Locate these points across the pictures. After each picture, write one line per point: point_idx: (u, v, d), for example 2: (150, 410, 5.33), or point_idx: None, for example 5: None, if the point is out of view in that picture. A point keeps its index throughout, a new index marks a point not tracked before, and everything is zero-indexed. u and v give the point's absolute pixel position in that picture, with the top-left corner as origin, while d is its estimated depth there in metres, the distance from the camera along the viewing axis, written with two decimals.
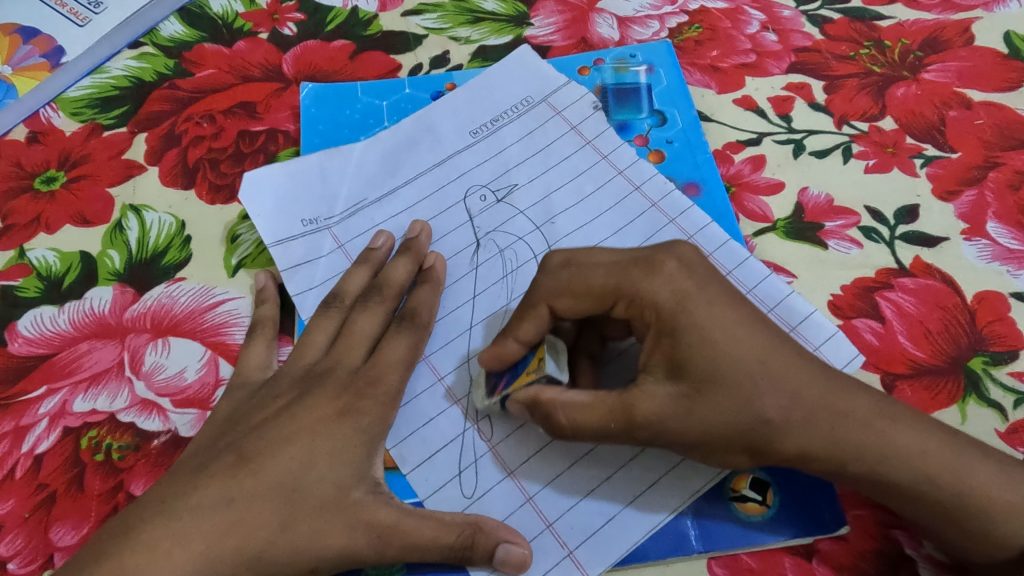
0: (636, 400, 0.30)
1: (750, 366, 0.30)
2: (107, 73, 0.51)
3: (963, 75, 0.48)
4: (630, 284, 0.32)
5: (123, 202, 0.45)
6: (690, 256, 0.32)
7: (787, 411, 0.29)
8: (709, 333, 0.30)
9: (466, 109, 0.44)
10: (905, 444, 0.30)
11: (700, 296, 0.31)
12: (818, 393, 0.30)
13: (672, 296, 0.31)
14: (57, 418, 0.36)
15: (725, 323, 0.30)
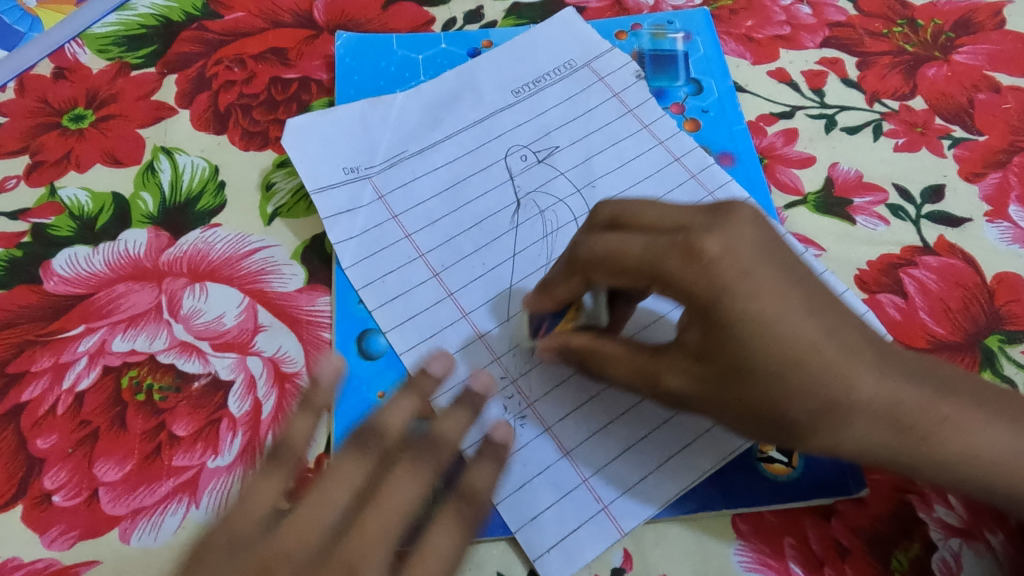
0: (664, 374, 0.31)
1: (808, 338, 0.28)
2: (133, 11, 0.50)
3: (994, 59, 0.48)
4: (661, 267, 0.30)
5: (154, 144, 0.44)
6: (741, 235, 0.29)
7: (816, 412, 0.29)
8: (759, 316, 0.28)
9: (508, 68, 0.46)
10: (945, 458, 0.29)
11: (746, 275, 0.28)
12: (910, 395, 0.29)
13: (707, 283, 0.29)
14: (97, 357, 0.37)
15: (778, 323, 0.28)
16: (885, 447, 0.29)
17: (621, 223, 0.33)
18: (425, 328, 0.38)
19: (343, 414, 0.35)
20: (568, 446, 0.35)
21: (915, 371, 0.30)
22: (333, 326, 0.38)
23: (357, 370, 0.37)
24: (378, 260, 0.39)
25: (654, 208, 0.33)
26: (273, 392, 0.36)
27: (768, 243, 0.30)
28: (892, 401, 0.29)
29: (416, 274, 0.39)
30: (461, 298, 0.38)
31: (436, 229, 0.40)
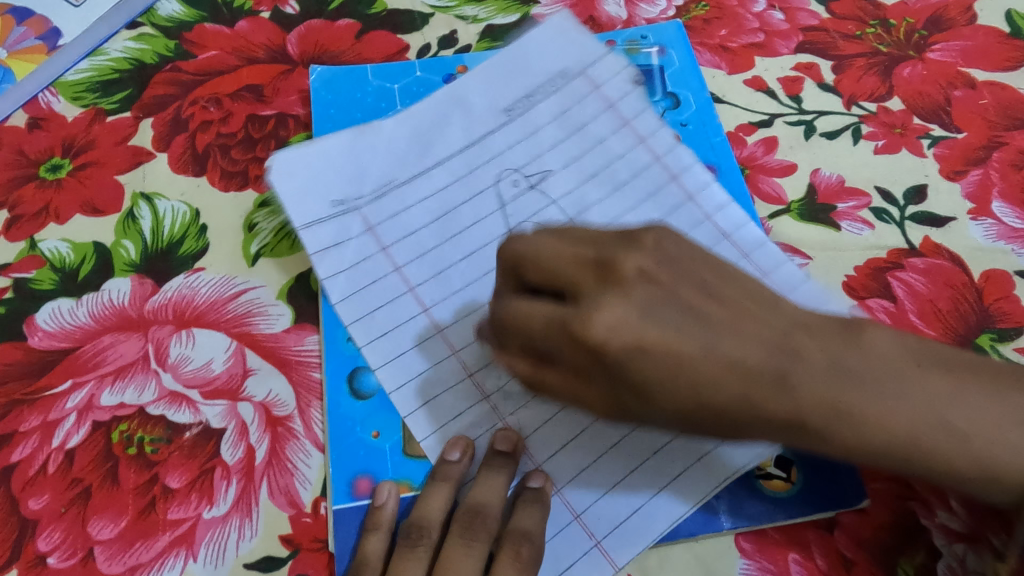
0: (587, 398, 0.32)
1: (709, 365, 0.29)
2: (105, 56, 0.50)
3: (968, 54, 0.49)
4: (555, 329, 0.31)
5: (133, 190, 0.44)
6: (624, 311, 0.30)
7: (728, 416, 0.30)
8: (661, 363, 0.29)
9: (499, 85, 0.45)
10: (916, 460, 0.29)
11: (638, 343, 0.29)
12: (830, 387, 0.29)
13: (588, 345, 0.30)
14: (85, 412, 0.36)
15: (676, 359, 0.29)
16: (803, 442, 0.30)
17: (524, 264, 0.33)
18: (416, 365, 0.37)
19: (339, 459, 0.35)
20: (559, 483, 0.35)
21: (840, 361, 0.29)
22: (323, 366, 0.38)
23: (348, 411, 0.36)
24: (369, 294, 0.39)
25: (563, 249, 0.32)
26: (266, 436, 0.36)
27: (654, 304, 0.30)
28: (808, 404, 0.29)
29: (406, 309, 0.39)
30: (451, 333, 0.38)
31: (425, 262, 0.40)
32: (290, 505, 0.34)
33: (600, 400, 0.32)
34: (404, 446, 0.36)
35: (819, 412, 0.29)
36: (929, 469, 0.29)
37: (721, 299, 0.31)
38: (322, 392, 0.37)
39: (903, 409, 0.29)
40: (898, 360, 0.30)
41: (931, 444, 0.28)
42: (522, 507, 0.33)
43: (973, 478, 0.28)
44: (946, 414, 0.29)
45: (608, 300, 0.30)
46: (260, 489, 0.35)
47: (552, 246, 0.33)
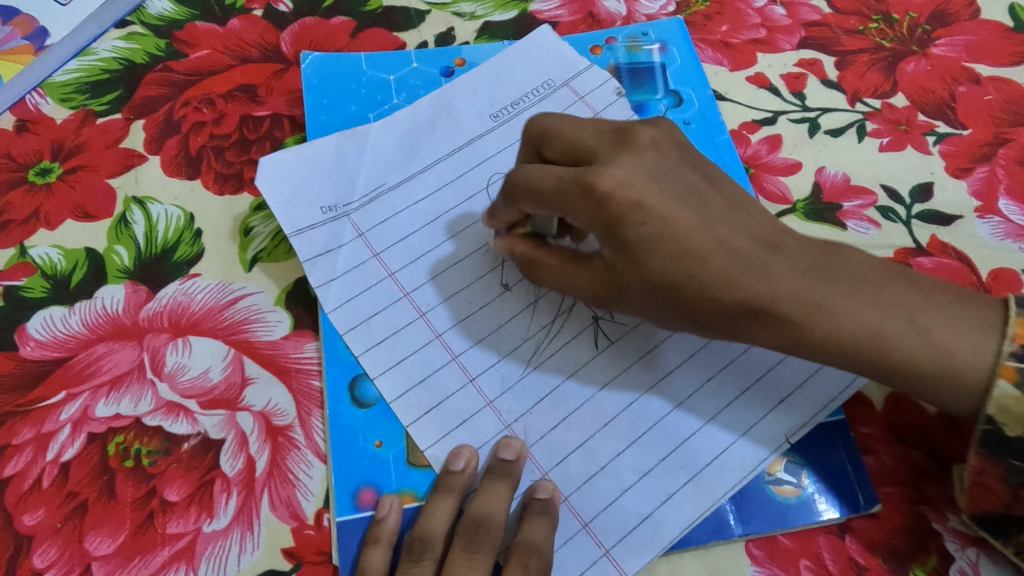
0: (612, 271, 0.33)
1: (697, 240, 0.31)
2: (94, 55, 0.49)
3: (971, 49, 0.48)
4: (579, 179, 0.32)
5: (126, 194, 0.43)
6: (633, 160, 0.32)
7: (723, 301, 0.31)
8: (673, 227, 0.31)
9: (484, 91, 0.45)
10: (890, 348, 0.31)
11: (642, 204, 0.31)
12: (816, 292, 0.31)
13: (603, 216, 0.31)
14: (80, 424, 0.36)
15: (674, 224, 0.31)
16: (796, 341, 0.31)
17: (548, 136, 0.35)
18: (414, 373, 0.37)
19: (341, 469, 0.34)
20: (566, 490, 0.34)
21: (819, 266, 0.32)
22: (323, 373, 0.37)
23: (350, 420, 0.36)
24: (363, 301, 0.38)
25: (582, 125, 0.34)
26: (267, 447, 0.35)
27: (662, 171, 0.32)
28: (804, 286, 0.31)
29: (403, 314, 0.38)
30: (449, 337, 0.38)
31: (419, 267, 0.40)
32: (292, 517, 0.34)
33: (591, 283, 0.34)
34: (408, 455, 0.35)
35: (830, 303, 0.31)
36: (877, 363, 0.31)
37: (724, 191, 0.33)
38: (323, 401, 0.36)
39: (884, 306, 0.31)
40: (875, 276, 0.32)
41: (894, 338, 0.31)
42: (530, 519, 0.33)
43: (936, 376, 0.30)
44: (918, 316, 0.31)
45: (622, 156, 0.32)
46: (262, 501, 0.34)
47: (575, 123, 0.35)
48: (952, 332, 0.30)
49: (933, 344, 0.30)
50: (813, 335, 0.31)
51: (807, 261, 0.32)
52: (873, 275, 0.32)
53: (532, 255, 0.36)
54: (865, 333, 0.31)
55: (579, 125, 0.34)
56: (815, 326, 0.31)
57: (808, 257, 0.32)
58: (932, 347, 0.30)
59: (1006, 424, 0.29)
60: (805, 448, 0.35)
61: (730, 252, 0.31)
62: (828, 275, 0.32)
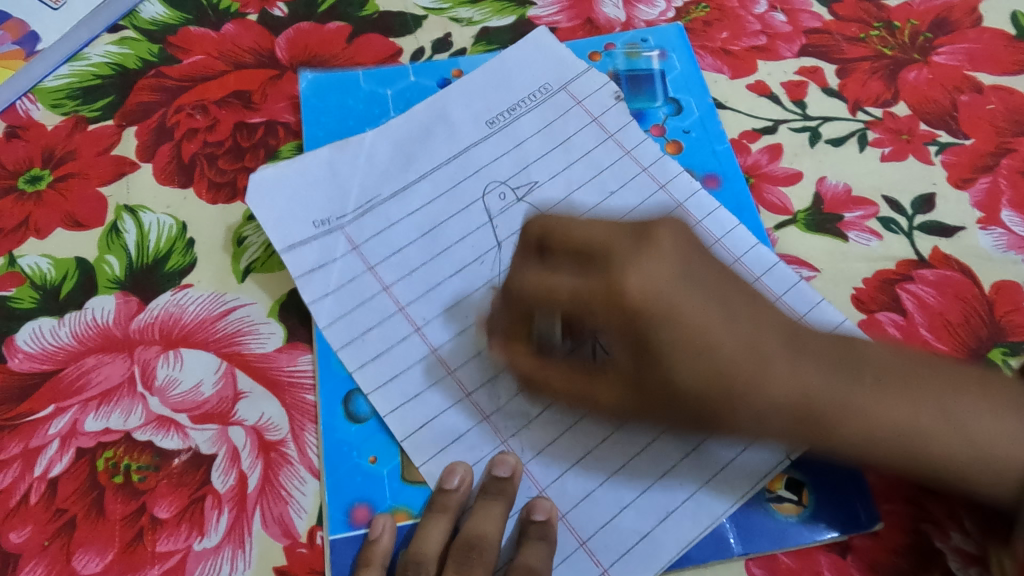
0: (621, 299, 0.31)
1: (734, 355, 0.32)
2: (86, 60, 0.48)
3: (974, 58, 0.48)
4: (580, 305, 0.32)
5: (117, 203, 0.42)
6: (658, 265, 0.32)
7: (754, 420, 0.32)
8: (662, 357, 0.31)
9: (480, 98, 0.44)
10: (946, 467, 0.31)
11: (670, 304, 0.31)
12: (830, 395, 0.32)
13: (599, 289, 0.31)
14: (69, 439, 0.35)
15: (696, 328, 0.31)
16: (784, 434, 0.32)
17: (550, 236, 0.35)
18: (409, 387, 0.36)
19: (335, 486, 0.34)
20: (563, 508, 0.33)
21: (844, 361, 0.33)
22: (316, 388, 0.36)
23: (344, 435, 0.35)
24: (356, 317, 0.38)
25: (594, 226, 0.34)
26: (259, 463, 0.35)
27: (688, 268, 0.33)
28: (845, 397, 0.32)
29: (397, 328, 0.38)
30: (445, 349, 0.37)
31: (414, 278, 0.39)
32: (284, 535, 0.33)
33: (612, 396, 0.33)
34: (402, 471, 0.34)
35: (874, 412, 0.31)
36: (877, 425, 0.31)
37: (724, 278, 0.34)
38: (316, 415, 0.36)
39: (892, 413, 0.32)
40: (899, 366, 0.33)
41: (930, 427, 0.31)
42: (527, 544, 0.32)
43: (968, 465, 0.31)
44: (958, 414, 0.31)
45: (643, 261, 0.32)
46: (254, 518, 0.33)
47: (585, 223, 0.34)
48: (974, 413, 0.31)
49: (975, 445, 0.31)
50: (787, 414, 0.32)
51: (835, 359, 0.33)
52: (882, 375, 0.33)
53: (535, 370, 0.35)
54: (901, 436, 0.31)
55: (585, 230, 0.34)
56: (757, 400, 0.32)
57: (825, 386, 0.32)
58: (975, 448, 0.31)
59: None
60: (808, 465, 0.34)
61: (756, 351, 0.32)
62: (847, 365, 0.33)
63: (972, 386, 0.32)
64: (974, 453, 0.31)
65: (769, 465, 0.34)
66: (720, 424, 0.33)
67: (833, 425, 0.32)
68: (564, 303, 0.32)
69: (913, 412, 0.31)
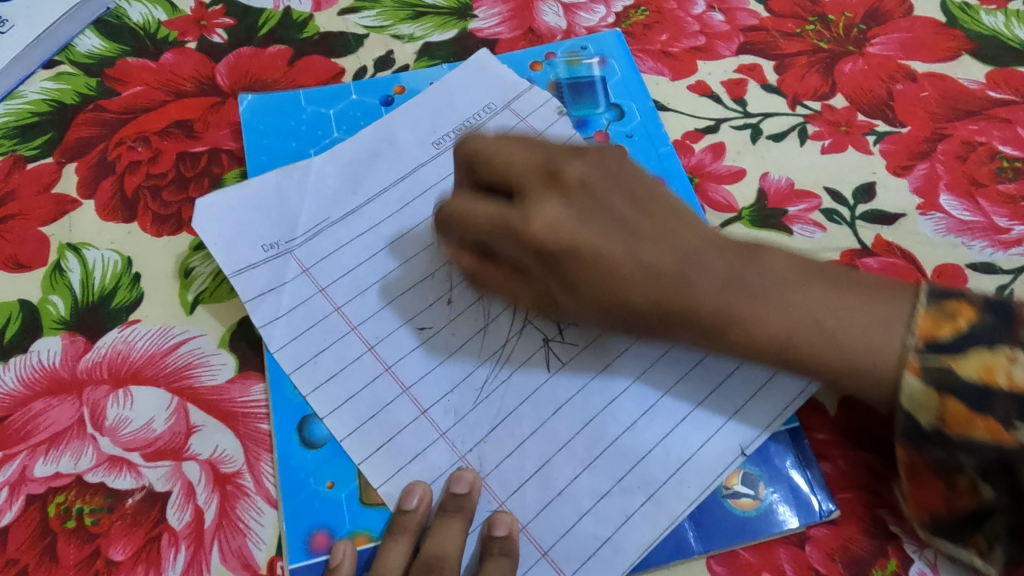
0: (535, 215, 0.33)
1: (610, 249, 0.32)
2: (22, 98, 0.47)
3: (906, 46, 0.49)
4: (499, 218, 0.33)
5: (60, 242, 0.42)
6: (557, 207, 0.33)
7: (647, 296, 0.32)
8: (565, 238, 0.32)
9: (426, 120, 0.45)
10: (829, 349, 0.31)
11: (571, 242, 0.32)
12: (717, 274, 0.32)
13: (515, 214, 0.33)
14: (17, 486, 0.34)
15: (562, 227, 0.32)
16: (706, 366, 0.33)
17: (479, 159, 0.35)
18: (365, 408, 0.36)
19: (293, 514, 0.34)
20: (524, 519, 0.34)
21: (749, 245, 0.33)
22: (270, 416, 0.36)
23: (300, 462, 0.35)
24: (307, 339, 0.38)
25: (517, 150, 0.35)
26: (215, 496, 0.34)
27: (590, 210, 0.33)
28: (709, 266, 0.32)
29: (350, 349, 0.37)
30: (399, 369, 0.37)
31: (365, 298, 0.39)
32: (244, 568, 0.33)
33: (532, 297, 0.36)
34: (361, 494, 0.34)
35: (737, 304, 0.32)
36: (738, 336, 0.32)
37: (645, 209, 0.34)
38: (272, 444, 0.35)
39: (790, 313, 0.31)
40: (791, 275, 0.32)
41: (796, 331, 0.31)
42: (489, 559, 0.32)
43: (822, 352, 0.31)
44: (822, 316, 0.31)
45: (548, 199, 0.33)
46: (212, 553, 0.33)
47: (507, 149, 0.35)
48: (843, 312, 0.31)
49: (832, 336, 0.31)
50: (673, 333, 0.33)
51: (727, 270, 0.32)
52: (777, 261, 0.33)
53: (478, 269, 0.37)
54: (784, 335, 0.31)
55: (525, 154, 0.35)
56: (657, 293, 0.32)
57: (724, 258, 0.33)
58: (827, 333, 0.31)
59: (927, 420, 0.28)
60: (761, 458, 0.35)
61: (651, 273, 0.32)
62: (735, 278, 0.32)
63: (861, 288, 0.32)
64: (819, 335, 0.31)
65: (725, 462, 0.34)
66: (673, 331, 0.33)
67: (722, 326, 0.32)
68: (485, 231, 0.34)
69: (788, 320, 0.31)
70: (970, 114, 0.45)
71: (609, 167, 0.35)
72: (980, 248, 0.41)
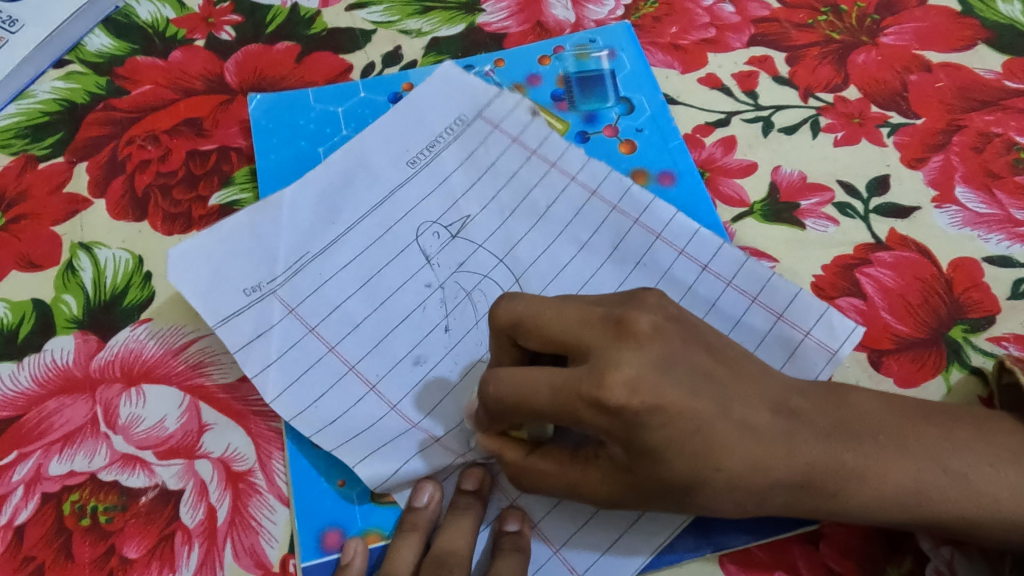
0: (604, 438, 0.28)
1: (721, 434, 0.28)
2: (33, 98, 0.48)
3: (921, 36, 0.48)
4: (572, 412, 0.28)
5: (71, 241, 0.42)
6: (635, 356, 0.28)
7: (740, 502, 0.29)
8: (661, 453, 0.28)
9: (398, 137, 0.44)
10: (936, 500, 0.29)
11: (659, 280, 0.30)
12: (818, 451, 0.29)
13: (618, 427, 0.28)
14: (33, 485, 0.35)
15: (696, 426, 0.28)
16: (788, 504, 0.29)
17: (525, 327, 0.31)
18: (356, 427, 0.35)
19: (305, 512, 0.34)
20: (535, 518, 0.33)
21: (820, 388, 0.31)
22: (281, 415, 0.36)
23: (312, 460, 0.35)
24: (302, 371, 0.36)
25: (564, 311, 0.30)
26: (228, 494, 0.34)
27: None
28: (818, 457, 0.29)
29: (336, 374, 0.36)
30: (385, 390, 0.36)
31: (358, 331, 0.38)
32: (256, 565, 0.33)
33: (604, 486, 0.30)
34: (372, 492, 0.34)
35: (867, 468, 0.29)
36: (864, 493, 0.29)
37: (722, 356, 0.30)
38: (283, 442, 0.36)
39: (891, 487, 0.29)
40: (889, 420, 0.31)
41: (934, 486, 0.29)
42: (501, 555, 0.32)
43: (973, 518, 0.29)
44: (947, 460, 0.30)
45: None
46: (225, 550, 0.33)
47: (554, 308, 0.31)
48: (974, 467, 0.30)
49: (976, 493, 0.29)
50: (792, 503, 0.30)
51: (833, 420, 0.30)
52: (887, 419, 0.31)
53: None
54: (914, 498, 0.29)
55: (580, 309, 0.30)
56: (757, 474, 0.28)
57: (830, 423, 0.30)
58: (974, 493, 0.29)
59: None
60: None
61: (753, 431, 0.28)
62: (845, 435, 0.30)
63: (966, 421, 0.31)
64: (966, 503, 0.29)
65: None
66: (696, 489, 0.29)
67: (834, 483, 0.29)
68: (550, 414, 0.28)
69: (909, 475, 0.29)
70: (986, 105, 0.45)
71: (672, 315, 0.30)
72: (996, 242, 0.40)
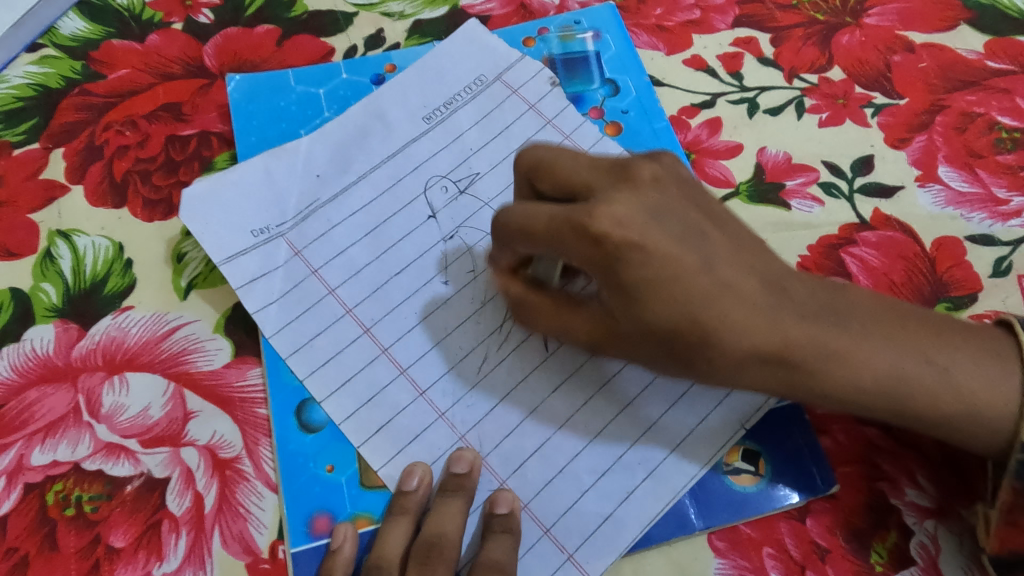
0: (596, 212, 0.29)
1: (706, 285, 0.29)
2: (6, 83, 0.46)
3: (904, 17, 0.48)
4: (569, 221, 0.30)
5: (49, 228, 0.41)
6: (632, 197, 0.30)
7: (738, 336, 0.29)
8: (643, 294, 0.29)
9: (415, 93, 0.44)
10: (929, 396, 0.30)
11: (642, 241, 0.29)
12: (811, 294, 0.31)
13: (601, 257, 0.29)
14: (15, 475, 0.34)
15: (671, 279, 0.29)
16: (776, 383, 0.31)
17: (542, 169, 0.32)
18: (362, 393, 0.36)
19: (293, 498, 0.34)
20: (525, 498, 0.33)
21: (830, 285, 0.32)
22: (268, 401, 0.36)
23: (299, 446, 0.35)
24: (301, 325, 0.37)
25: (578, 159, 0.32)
26: (214, 482, 0.34)
27: (665, 204, 0.31)
28: (816, 329, 0.30)
29: (345, 332, 0.37)
30: (395, 351, 0.37)
31: (360, 280, 0.38)
32: (245, 552, 0.33)
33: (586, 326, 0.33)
34: (361, 476, 0.34)
35: (858, 339, 0.30)
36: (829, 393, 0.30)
37: (724, 225, 0.32)
38: (270, 428, 0.35)
39: (885, 356, 0.30)
40: (878, 310, 0.31)
41: (924, 378, 0.30)
42: (490, 538, 0.32)
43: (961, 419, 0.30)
44: (933, 354, 0.30)
45: (621, 193, 0.30)
46: (213, 538, 0.33)
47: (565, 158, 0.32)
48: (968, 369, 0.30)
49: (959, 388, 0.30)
50: (775, 381, 0.31)
51: (824, 301, 0.31)
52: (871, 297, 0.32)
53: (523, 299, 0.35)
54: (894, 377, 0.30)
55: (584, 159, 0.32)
56: (741, 305, 0.29)
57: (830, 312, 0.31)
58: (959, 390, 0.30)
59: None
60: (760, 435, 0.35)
61: (738, 290, 0.30)
62: (836, 316, 0.31)
63: (961, 326, 0.31)
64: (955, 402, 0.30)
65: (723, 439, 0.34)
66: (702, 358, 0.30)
67: (829, 347, 0.30)
68: (542, 240, 0.30)
69: (896, 357, 0.30)
70: (968, 85, 0.45)
71: (680, 180, 0.32)
72: (978, 220, 0.40)
